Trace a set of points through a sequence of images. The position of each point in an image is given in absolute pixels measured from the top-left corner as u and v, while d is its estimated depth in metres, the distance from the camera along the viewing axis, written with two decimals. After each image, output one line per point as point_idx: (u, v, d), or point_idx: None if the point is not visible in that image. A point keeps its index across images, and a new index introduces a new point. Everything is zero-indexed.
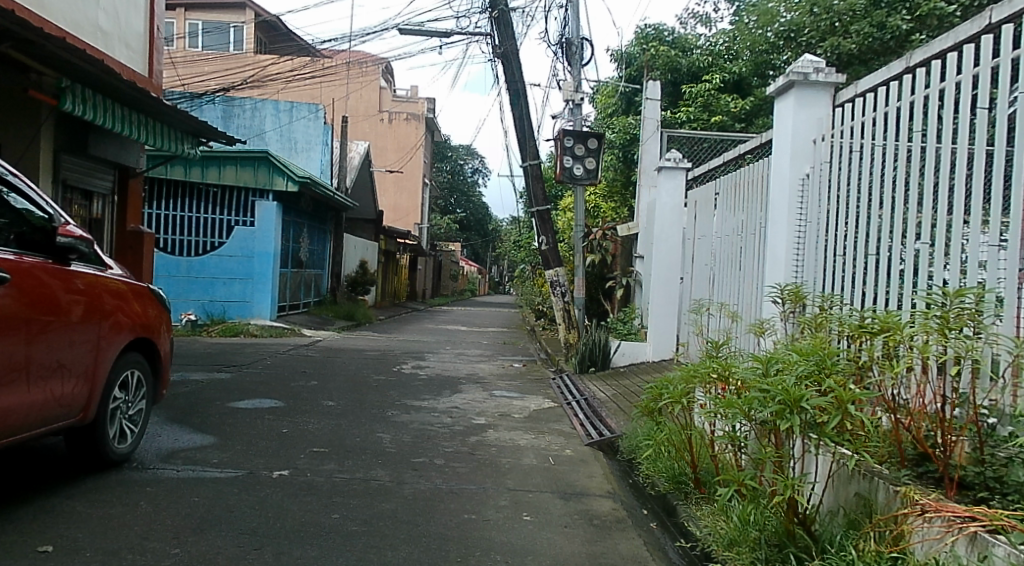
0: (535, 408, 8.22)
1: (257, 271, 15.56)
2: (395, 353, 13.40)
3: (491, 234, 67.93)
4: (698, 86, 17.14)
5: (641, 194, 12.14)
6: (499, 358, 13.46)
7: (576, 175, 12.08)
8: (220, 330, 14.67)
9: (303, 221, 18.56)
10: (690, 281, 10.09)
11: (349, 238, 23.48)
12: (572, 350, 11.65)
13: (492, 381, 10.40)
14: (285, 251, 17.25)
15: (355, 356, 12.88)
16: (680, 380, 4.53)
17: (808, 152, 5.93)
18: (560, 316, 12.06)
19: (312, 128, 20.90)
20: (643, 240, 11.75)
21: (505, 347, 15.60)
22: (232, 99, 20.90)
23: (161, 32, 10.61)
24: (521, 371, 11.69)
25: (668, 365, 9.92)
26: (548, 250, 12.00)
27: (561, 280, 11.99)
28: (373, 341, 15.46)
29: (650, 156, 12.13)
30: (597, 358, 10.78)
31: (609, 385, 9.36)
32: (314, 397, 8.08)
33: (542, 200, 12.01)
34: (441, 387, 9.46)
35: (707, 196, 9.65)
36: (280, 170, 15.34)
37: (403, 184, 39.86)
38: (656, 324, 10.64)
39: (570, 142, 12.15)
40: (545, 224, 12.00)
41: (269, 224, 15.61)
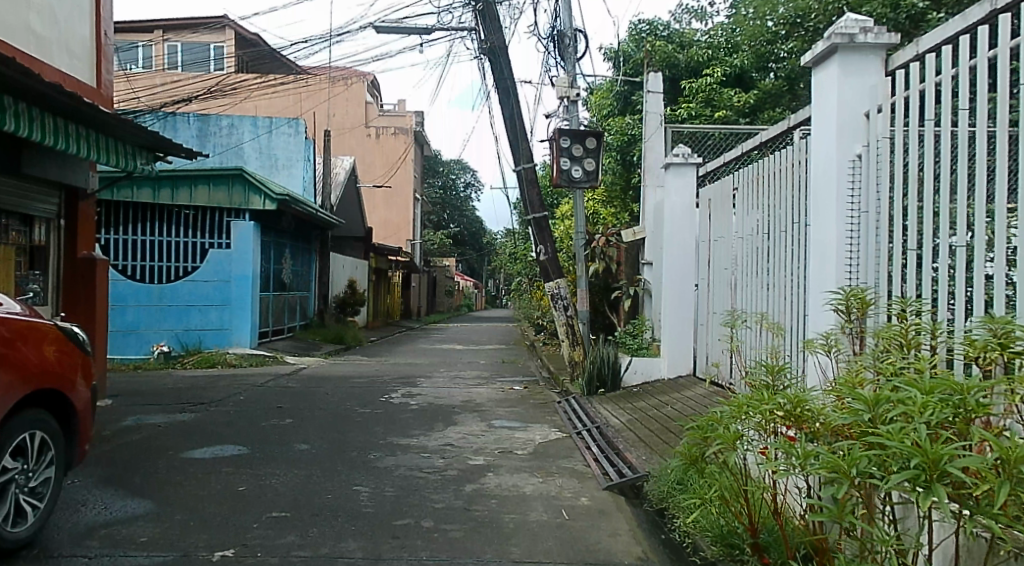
0: (541, 442, 7.15)
1: (235, 296, 14.66)
2: (385, 379, 12.32)
3: (486, 248, 67.04)
4: (698, 81, 16.27)
5: (647, 195, 11.19)
6: (497, 379, 12.43)
7: (574, 177, 11.10)
8: (196, 361, 13.67)
9: (285, 241, 17.55)
10: (707, 288, 9.13)
11: (336, 257, 22.42)
12: (578, 370, 10.62)
13: (490, 408, 9.34)
14: (266, 274, 16.19)
15: (340, 384, 11.81)
16: (731, 418, 3.49)
17: (859, 127, 4.92)
18: (562, 333, 10.96)
19: (294, 144, 19.97)
20: (650, 247, 10.80)
21: (504, 367, 14.57)
22: (207, 116, 19.55)
23: (110, 39, 9.62)
24: (522, 394, 10.63)
25: (689, 384, 8.86)
26: (547, 261, 10.94)
27: (562, 292, 10.93)
28: (361, 366, 14.39)
29: (655, 154, 11.17)
30: (606, 378, 9.75)
31: (624, 409, 8.27)
32: (286, 441, 7.00)
33: (539, 205, 10.95)
34: (434, 419, 8.39)
35: (725, 193, 8.74)
36: (256, 188, 14.46)
37: (393, 199, 38.92)
38: (671, 338, 9.58)
39: (566, 142, 11.17)
40: (543, 232, 11.01)
41: (246, 245, 14.64)
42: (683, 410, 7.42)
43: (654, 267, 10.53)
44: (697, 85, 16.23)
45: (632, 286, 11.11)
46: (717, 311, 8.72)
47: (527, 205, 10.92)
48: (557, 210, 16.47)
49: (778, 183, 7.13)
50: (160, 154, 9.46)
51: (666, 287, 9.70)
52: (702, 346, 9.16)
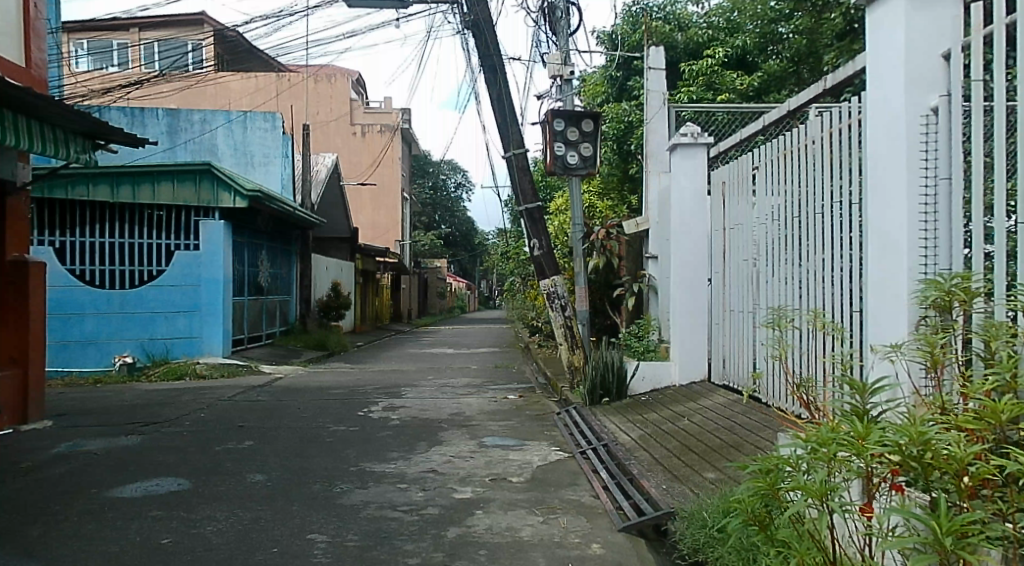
0: (539, 465, 6.11)
1: (205, 301, 13.62)
2: (366, 389, 11.26)
3: (478, 248, 65.96)
4: (698, 63, 15.26)
5: (650, 181, 10.20)
6: (489, 387, 11.39)
7: (569, 164, 10.09)
8: (162, 374, 12.58)
9: (262, 242, 16.49)
10: (726, 282, 8.09)
11: (318, 259, 21.30)
12: (578, 376, 9.60)
13: (481, 422, 8.30)
14: (239, 276, 15.06)
15: (317, 395, 10.75)
16: (813, 461, 2.44)
17: (934, 75, 3.85)
18: (560, 335, 9.85)
19: (271, 139, 18.90)
20: (657, 239, 9.80)
21: (497, 373, 13.52)
22: (177, 111, 18.42)
23: (40, 13, 8.52)
24: (518, 404, 9.57)
25: (710, 392, 7.83)
26: (542, 256, 9.90)
27: (559, 291, 9.91)
28: (343, 375, 13.32)
29: (658, 137, 10.15)
30: (611, 385, 8.68)
31: (634, 423, 7.19)
32: (239, 470, 5.94)
33: (533, 195, 9.89)
34: (416, 438, 7.34)
35: (742, 175, 7.77)
36: (226, 184, 13.45)
37: (380, 199, 37.85)
38: (683, 339, 8.54)
39: (559, 125, 10.08)
40: (537, 224, 9.95)
41: (216, 246, 13.65)
42: (707, 426, 6.37)
43: (662, 261, 9.51)
44: (697, 68, 15.22)
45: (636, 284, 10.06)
46: (739, 307, 7.72)
47: (518, 194, 9.87)
48: (551, 203, 15.43)
49: (810, 155, 6.16)
50: (102, 141, 8.38)
51: (675, 282, 8.70)
52: (720, 348, 8.14)
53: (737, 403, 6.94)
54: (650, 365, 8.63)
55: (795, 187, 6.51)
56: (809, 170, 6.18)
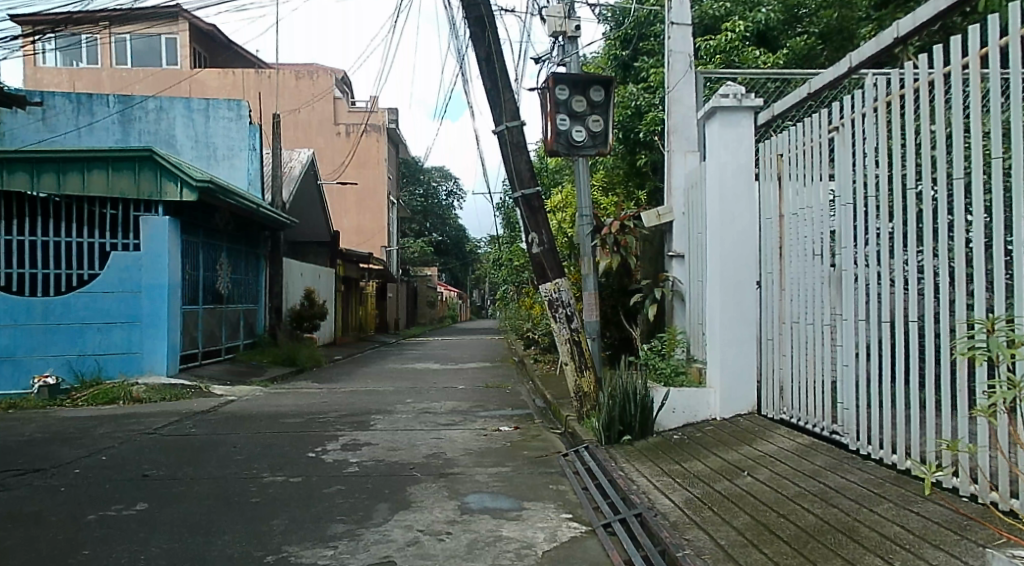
0: (545, 550, 4.19)
1: (146, 311, 11.69)
2: (329, 417, 9.28)
3: (470, 257, 63.98)
4: (715, 38, 13.29)
5: (675, 160, 8.34)
6: (477, 413, 9.45)
7: (575, 142, 8.22)
8: (91, 397, 10.56)
9: (221, 244, 14.61)
10: (788, 283, 6.20)
11: (290, 264, 19.35)
12: (588, 404, 7.68)
13: (464, 468, 6.35)
14: (191, 282, 13.12)
15: (267, 425, 8.75)
16: None
17: None
18: (564, 353, 7.89)
19: (236, 130, 16.97)
20: (686, 233, 7.96)
21: (487, 393, 11.60)
22: (130, 98, 16.42)
23: None
24: (513, 440, 7.62)
25: (774, 430, 5.95)
26: (543, 253, 7.94)
27: (563, 297, 7.95)
28: (307, 397, 11.33)
29: (684, 107, 8.28)
30: (633, 418, 6.65)
31: (672, 477, 5.28)
32: (100, 562, 3.98)
33: (531, 178, 7.94)
34: (376, 496, 5.40)
35: (808, 143, 5.90)
36: (171, 173, 11.51)
37: (365, 202, 35.94)
38: (726, 358, 6.63)
39: (563, 94, 8.20)
40: (536, 215, 7.98)
41: (160, 246, 11.74)
42: (785, 491, 4.48)
43: (696, 258, 7.64)
44: (714, 43, 13.27)
45: (658, 288, 8.16)
46: (806, 316, 5.87)
47: (514, 178, 7.93)
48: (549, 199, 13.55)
49: (918, 103, 4.32)
50: None
51: (712, 284, 6.86)
52: (779, 370, 6.30)
53: (821, 453, 5.08)
54: (684, 391, 6.70)
55: (892, 152, 4.68)
56: (917, 125, 4.34)
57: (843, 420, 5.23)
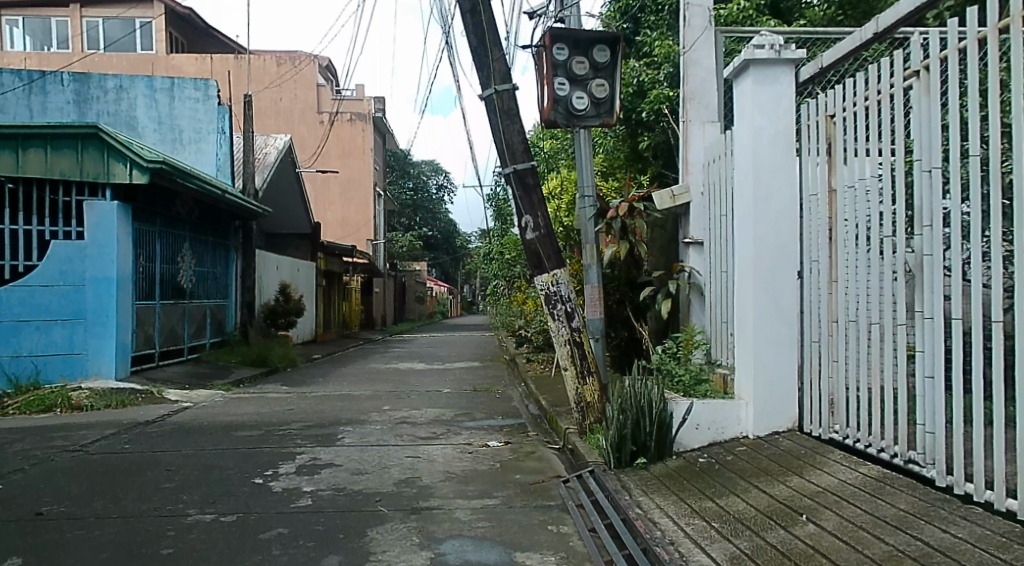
0: None
1: (90, 307, 10.50)
2: (291, 429, 8.05)
3: (461, 252, 62.80)
4: (727, 8, 12.14)
5: (691, 131, 7.12)
6: (461, 424, 8.25)
7: (576, 110, 7.00)
8: (23, 405, 9.28)
9: (184, 233, 13.54)
10: (839, 272, 5.03)
11: (264, 257, 18.09)
12: (592, 416, 6.55)
13: (441, 500, 5.15)
14: (146, 274, 11.97)
15: (217, 439, 7.51)
16: None
17: None
18: (563, 356, 6.72)
19: (203, 112, 15.93)
20: (707, 217, 6.79)
21: (474, 398, 10.42)
22: (87, 76, 15.20)
23: None
24: (503, 460, 6.42)
25: (829, 455, 4.80)
26: (539, 239, 6.68)
27: (563, 291, 6.72)
28: (271, 404, 10.08)
29: (703, 69, 7.07)
30: (649, 437, 5.46)
31: (705, 519, 4.11)
32: None
33: (526, 152, 6.67)
34: (327, 544, 4.20)
35: (870, 99, 4.67)
36: (120, 152, 10.36)
37: (351, 195, 34.66)
38: (762, 365, 5.47)
39: (562, 53, 6.94)
40: (531, 194, 6.67)
41: (106, 234, 10.54)
42: (868, 550, 3.32)
43: (721, 243, 6.46)
44: (726, 13, 12.10)
45: (672, 281, 7.02)
46: (869, 315, 4.69)
47: (505, 153, 6.65)
48: (550, 184, 12.44)
49: None
50: None
51: (744, 274, 5.69)
52: (829, 379, 5.14)
53: (901, 491, 3.93)
54: (709, 404, 5.55)
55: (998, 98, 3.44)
56: None
57: (922, 447, 4.06)
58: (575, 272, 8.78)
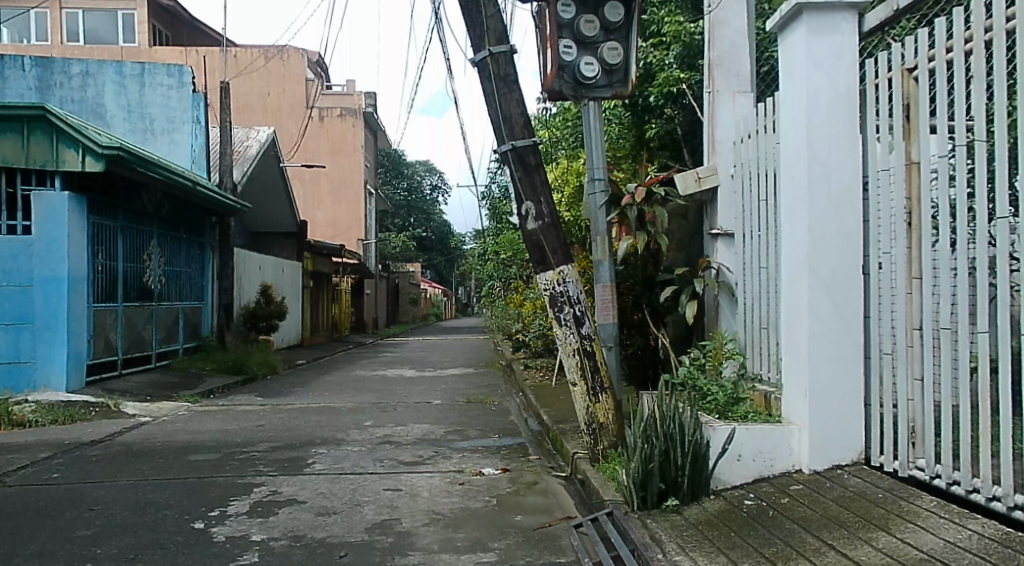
0: None
1: (39, 312, 9.55)
2: (254, 452, 6.95)
3: (455, 253, 61.72)
4: None
5: (718, 103, 6.05)
6: (451, 444, 7.19)
7: (586, 79, 5.91)
8: None
9: (151, 229, 12.51)
10: (922, 269, 3.94)
11: (244, 256, 17.02)
12: (605, 439, 5.53)
13: (423, 554, 4.08)
14: (107, 274, 10.94)
15: (164, 466, 6.40)
16: None
17: None
18: (570, 368, 5.66)
19: (176, 99, 14.98)
20: (739, 203, 5.75)
21: (467, 411, 9.36)
22: (50, 60, 14.02)
23: None
24: (500, 494, 5.35)
25: (917, 501, 3.77)
26: (542, 230, 5.60)
27: (571, 291, 5.65)
28: (239, 419, 8.98)
29: (729, 32, 6.07)
30: (680, 472, 4.40)
31: None
32: None
33: (526, 126, 5.61)
34: None
35: (969, 43, 3.56)
36: (69, 137, 9.46)
37: (340, 193, 33.58)
38: (820, 386, 4.43)
39: (567, 10, 5.86)
40: (532, 176, 5.60)
41: (55, 228, 9.56)
42: None
43: (763, 233, 5.40)
44: None
45: (698, 279, 5.97)
46: (968, 329, 3.62)
47: (503, 128, 5.60)
48: (556, 174, 11.45)
49: None
50: None
51: (795, 273, 4.62)
52: (908, 403, 4.08)
53: None
54: (754, 431, 4.51)
55: None
56: None
57: None
58: (583, 268, 7.73)
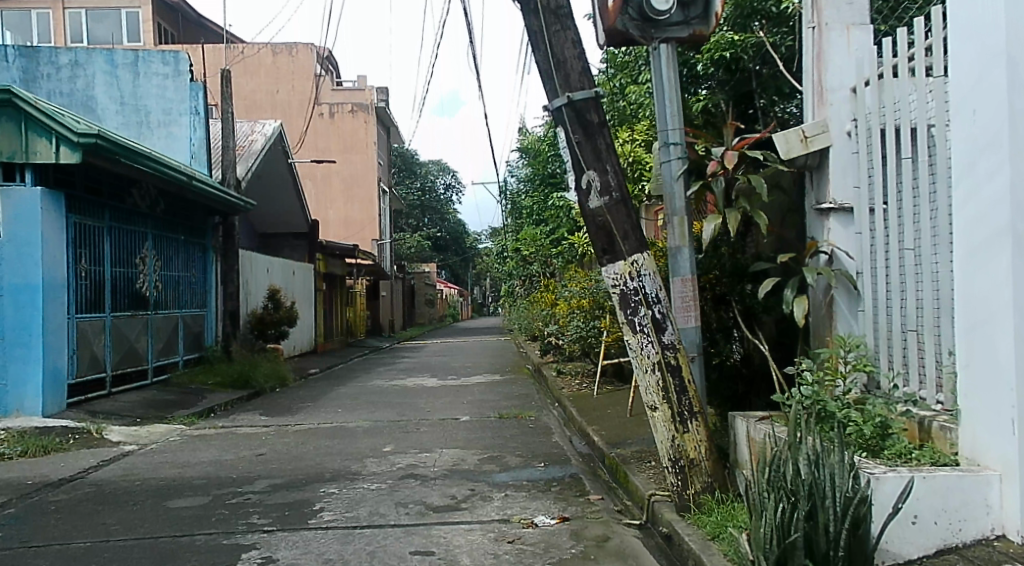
0: None
1: (9, 326, 8.37)
2: (251, 494, 5.66)
3: (471, 253, 60.56)
4: None
5: (828, 39, 4.70)
6: (489, 476, 5.91)
7: (657, 13, 4.61)
8: None
9: (144, 229, 11.32)
10: None
11: (250, 258, 15.84)
12: (697, 478, 4.23)
13: None
14: (92, 280, 9.73)
15: (137, 517, 5.13)
16: None
17: None
18: (648, 388, 4.34)
19: (173, 89, 13.80)
20: (863, 169, 4.42)
21: (503, 429, 8.09)
22: (35, 49, 12.98)
23: None
24: (565, 559, 4.02)
25: None
26: (608, 209, 4.31)
27: (647, 286, 4.34)
28: (238, 446, 7.72)
29: None
30: (835, 545, 3.05)
31: None
32: None
33: (582, 75, 4.33)
34: None
35: None
36: (40, 125, 8.26)
37: (353, 192, 32.44)
38: None
39: None
40: (595, 138, 4.31)
41: (26, 229, 8.37)
42: None
43: (903, 199, 4.04)
44: None
45: (807, 268, 4.64)
46: None
47: (555, 76, 4.33)
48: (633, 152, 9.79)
49: None
50: None
51: (985, 248, 3.24)
52: None
53: None
54: (936, 480, 3.16)
55: None
56: None
57: None
58: (660, 248, 6.38)
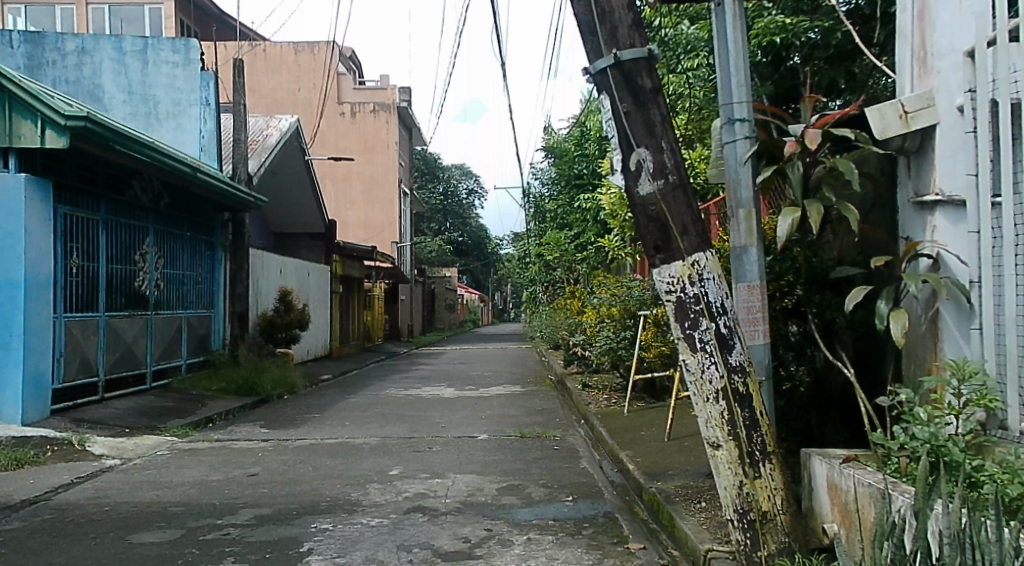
0: None
1: None
2: (231, 529, 4.85)
3: (493, 258, 59.71)
4: None
5: None
6: (509, 514, 5.04)
7: None
8: None
9: (146, 223, 10.63)
10: None
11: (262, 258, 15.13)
12: (771, 537, 3.33)
13: None
14: (85, 277, 9.04)
15: (93, 556, 4.33)
16: None
17: None
18: (709, 421, 3.46)
19: (183, 79, 13.15)
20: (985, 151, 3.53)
21: (523, 453, 7.21)
22: (41, 35, 12.43)
23: None
24: None
25: None
26: (664, 195, 3.44)
27: (710, 292, 3.48)
28: (230, 464, 6.93)
29: None
30: None
31: None
32: None
33: (630, 30, 3.50)
34: None
35: None
36: (24, 105, 7.57)
37: (374, 194, 31.76)
38: None
39: None
40: (648, 108, 3.46)
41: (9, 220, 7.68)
42: None
43: None
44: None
45: (908, 275, 3.76)
46: None
47: (599, 30, 3.49)
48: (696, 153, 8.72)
49: None
50: None
51: None
52: None
53: None
54: None
55: None
56: None
57: None
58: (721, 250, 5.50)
